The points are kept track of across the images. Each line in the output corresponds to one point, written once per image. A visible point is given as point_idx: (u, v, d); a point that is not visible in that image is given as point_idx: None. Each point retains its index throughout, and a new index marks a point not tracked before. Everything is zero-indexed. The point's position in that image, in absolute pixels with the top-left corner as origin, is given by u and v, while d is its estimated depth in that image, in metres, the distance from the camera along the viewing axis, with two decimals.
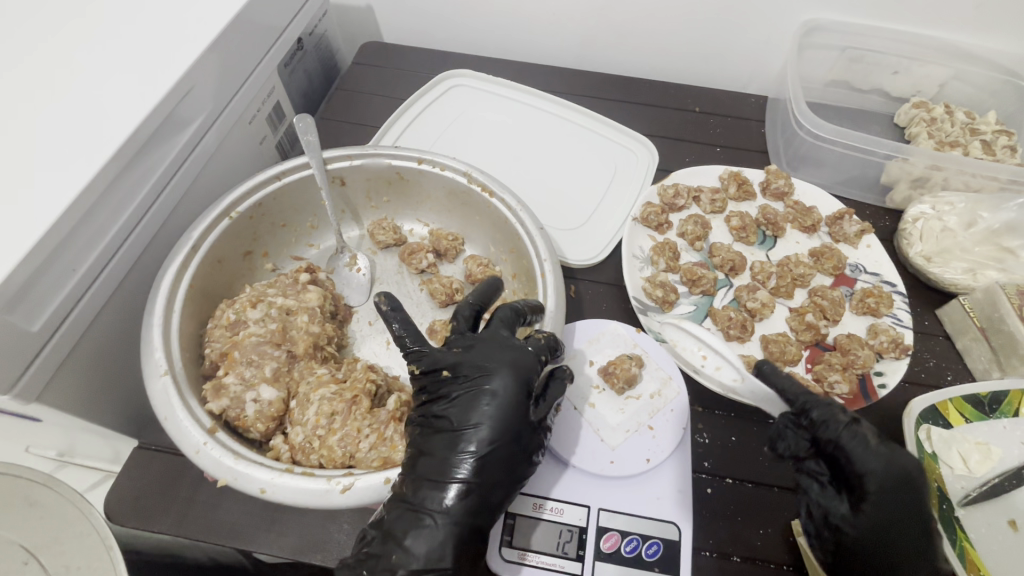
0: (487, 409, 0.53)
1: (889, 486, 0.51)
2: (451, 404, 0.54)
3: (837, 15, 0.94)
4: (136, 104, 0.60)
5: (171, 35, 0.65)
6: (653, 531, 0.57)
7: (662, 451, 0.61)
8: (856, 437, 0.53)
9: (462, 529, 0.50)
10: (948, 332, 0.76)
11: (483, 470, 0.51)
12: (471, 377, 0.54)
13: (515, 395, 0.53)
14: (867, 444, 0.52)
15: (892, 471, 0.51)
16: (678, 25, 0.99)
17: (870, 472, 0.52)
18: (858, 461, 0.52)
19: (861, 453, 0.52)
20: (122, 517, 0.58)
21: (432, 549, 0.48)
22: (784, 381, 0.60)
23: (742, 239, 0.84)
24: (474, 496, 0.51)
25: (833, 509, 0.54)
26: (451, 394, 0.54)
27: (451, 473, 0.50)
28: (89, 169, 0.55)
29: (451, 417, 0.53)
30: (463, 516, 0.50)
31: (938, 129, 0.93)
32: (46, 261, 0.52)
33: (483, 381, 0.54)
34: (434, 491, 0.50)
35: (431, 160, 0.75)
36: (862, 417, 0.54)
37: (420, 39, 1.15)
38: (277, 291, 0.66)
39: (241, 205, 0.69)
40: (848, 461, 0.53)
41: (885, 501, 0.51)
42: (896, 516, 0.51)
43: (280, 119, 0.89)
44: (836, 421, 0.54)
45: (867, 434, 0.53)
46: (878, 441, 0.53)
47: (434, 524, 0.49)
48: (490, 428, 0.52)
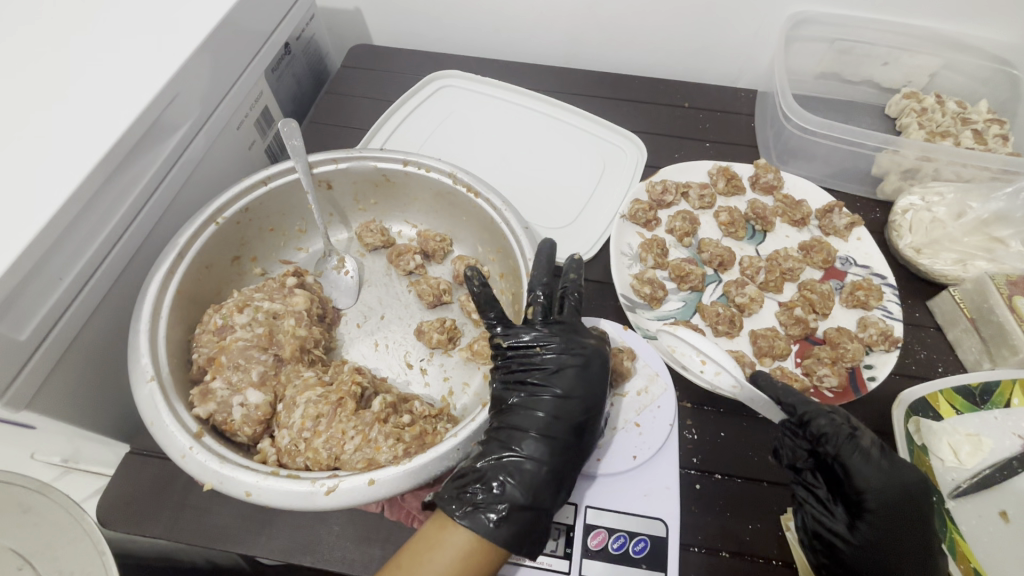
0: (576, 378, 0.58)
1: (890, 499, 0.53)
2: (546, 372, 0.59)
3: (824, 7, 0.93)
4: (119, 112, 0.60)
5: (157, 42, 0.66)
6: (640, 528, 0.57)
7: (648, 448, 0.61)
8: (861, 451, 0.54)
9: (557, 476, 0.55)
10: (939, 324, 0.75)
11: (574, 428, 0.57)
12: (560, 349, 0.59)
13: (602, 369, 0.60)
14: (868, 457, 0.54)
15: (892, 485, 0.53)
16: (666, 22, 0.98)
17: (871, 488, 0.53)
18: (860, 475, 0.54)
19: (864, 468, 0.54)
20: (114, 522, 0.59)
21: (532, 490, 0.53)
22: (783, 392, 0.59)
23: (731, 234, 0.84)
24: (566, 450, 0.56)
25: (830, 522, 0.55)
26: (545, 364, 0.59)
27: (546, 426, 0.56)
28: (73, 178, 0.55)
29: (547, 383, 0.58)
30: (558, 465, 0.55)
31: (928, 120, 0.92)
32: (32, 270, 0.53)
33: (575, 353, 0.59)
34: (533, 441, 0.55)
35: (416, 161, 0.75)
36: (859, 428, 0.56)
37: (411, 40, 1.15)
38: (264, 295, 0.66)
39: (227, 211, 0.69)
40: (850, 475, 0.54)
41: (886, 515, 0.53)
42: (893, 529, 0.53)
43: (269, 124, 0.89)
44: (839, 434, 0.55)
45: (869, 447, 0.55)
46: (880, 454, 0.55)
47: (534, 468, 0.54)
48: (581, 392, 0.58)
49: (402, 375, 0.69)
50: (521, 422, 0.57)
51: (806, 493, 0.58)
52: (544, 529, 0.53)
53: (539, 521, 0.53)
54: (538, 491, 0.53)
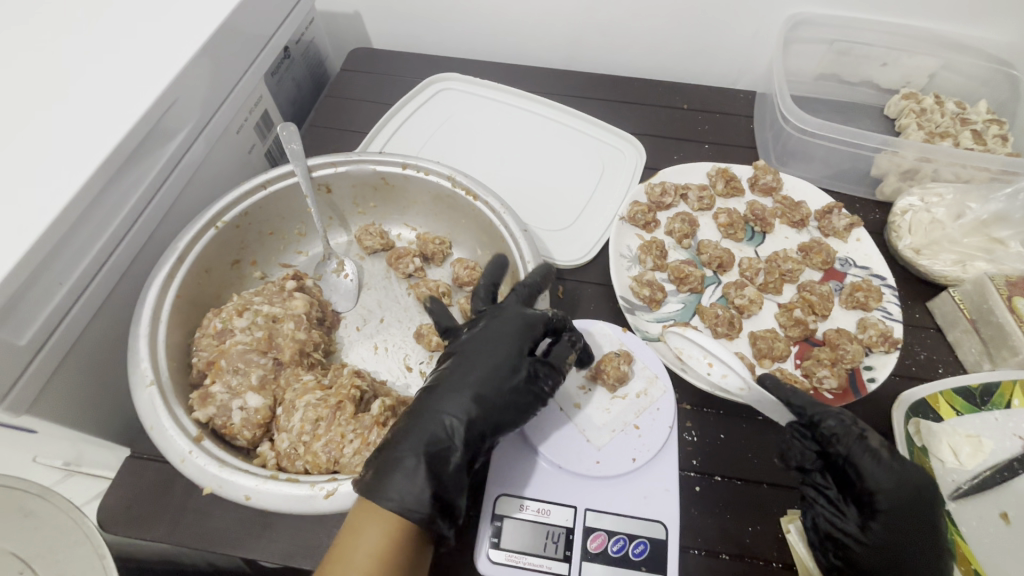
0: (489, 341, 0.59)
1: (901, 499, 0.53)
2: (465, 341, 0.61)
3: (823, 9, 0.93)
4: (119, 117, 0.60)
5: (157, 46, 0.66)
6: (639, 530, 0.57)
7: (647, 450, 0.61)
8: (871, 452, 0.55)
9: (477, 434, 0.53)
10: (939, 325, 0.75)
11: (483, 386, 0.56)
12: (482, 322, 0.62)
13: (520, 333, 0.60)
14: (879, 458, 0.54)
15: (904, 485, 0.53)
16: (665, 24, 0.99)
17: (882, 489, 0.54)
18: (870, 475, 0.54)
19: (875, 468, 0.54)
20: (114, 526, 0.59)
21: (432, 440, 0.52)
22: (791, 395, 0.60)
23: (730, 236, 0.84)
24: (473, 403, 0.55)
25: (842, 524, 0.54)
26: (466, 336, 0.61)
27: (474, 383, 0.56)
28: (73, 183, 0.56)
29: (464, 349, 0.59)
30: (479, 423, 0.54)
31: (928, 121, 0.92)
32: (34, 274, 0.53)
33: (491, 321, 0.61)
34: (442, 398, 0.55)
35: (415, 164, 0.75)
36: (868, 430, 0.57)
37: (410, 44, 1.16)
38: (263, 299, 0.66)
39: (226, 215, 0.70)
40: (861, 476, 0.55)
41: (898, 515, 0.53)
42: (907, 529, 0.52)
43: (268, 128, 0.89)
44: (849, 435, 0.56)
45: (878, 448, 0.55)
46: (889, 455, 0.55)
47: (438, 422, 0.53)
48: (513, 354, 0.58)
49: (401, 378, 0.69)
50: (451, 381, 0.57)
51: (816, 495, 0.57)
52: (437, 482, 0.49)
53: (436, 475, 0.50)
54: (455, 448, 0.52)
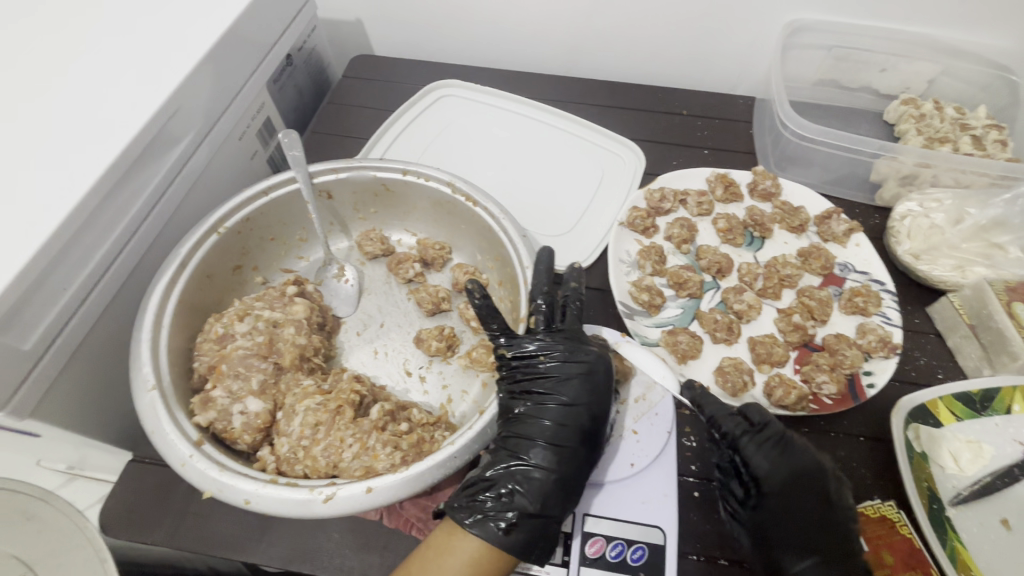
0: (572, 384, 0.59)
1: (782, 480, 0.58)
2: (545, 382, 0.60)
3: (822, 15, 0.94)
4: (123, 124, 0.61)
5: (163, 52, 0.67)
6: (638, 536, 0.57)
7: (646, 455, 0.62)
8: (756, 442, 0.58)
9: (565, 484, 0.55)
10: (939, 330, 0.75)
11: (575, 434, 0.57)
12: (562, 359, 0.61)
13: (604, 377, 0.60)
14: (759, 445, 0.58)
15: (780, 469, 0.58)
16: (664, 31, 0.99)
17: (764, 473, 0.57)
18: (755, 463, 0.57)
19: (757, 455, 0.58)
20: (116, 530, 0.60)
21: (539, 495, 0.54)
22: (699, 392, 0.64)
23: (729, 241, 0.85)
24: (567, 455, 0.57)
25: (737, 505, 0.58)
26: (545, 374, 0.60)
27: (552, 436, 0.57)
28: (78, 189, 0.56)
29: (546, 391, 0.60)
30: (569, 474, 0.56)
31: (927, 126, 0.92)
32: (38, 280, 0.54)
33: (570, 363, 0.60)
34: (534, 446, 0.57)
35: (415, 171, 0.76)
36: (765, 422, 0.60)
37: (412, 51, 1.17)
38: (264, 304, 0.67)
39: (228, 221, 0.70)
40: (748, 465, 0.58)
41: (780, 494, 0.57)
42: (789, 506, 0.57)
43: (271, 134, 0.90)
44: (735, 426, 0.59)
45: (762, 437, 0.59)
46: (774, 444, 0.59)
47: (539, 476, 0.55)
48: (585, 403, 0.59)
49: (401, 383, 0.69)
50: (528, 433, 0.58)
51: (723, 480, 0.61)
52: (551, 538, 0.53)
53: (550, 530, 0.54)
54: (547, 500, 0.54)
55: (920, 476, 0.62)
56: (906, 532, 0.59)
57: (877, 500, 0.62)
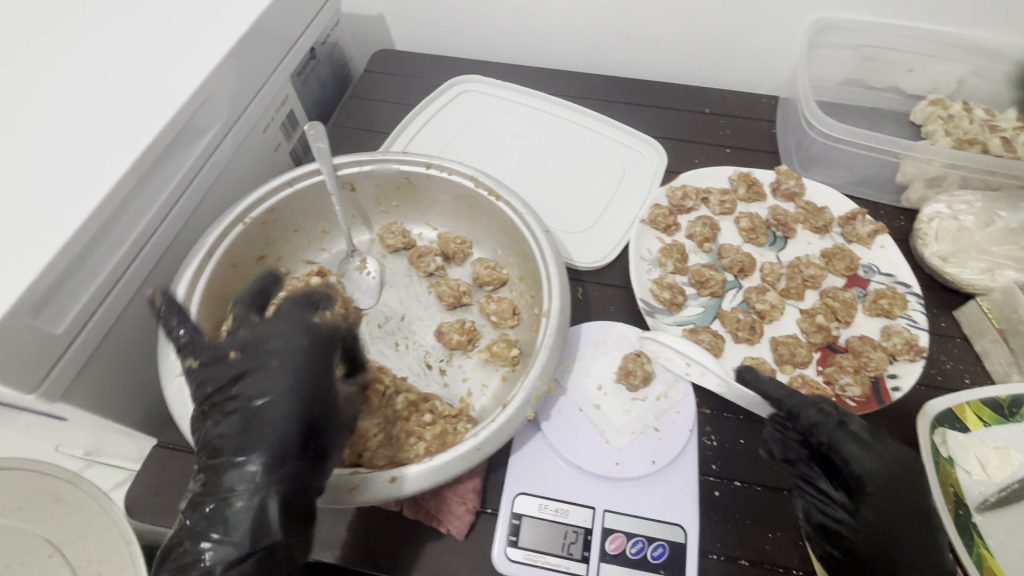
0: (274, 378, 0.50)
1: (883, 483, 0.53)
2: (245, 374, 0.51)
3: (849, 14, 0.93)
4: (153, 114, 0.62)
5: (196, 41, 0.68)
6: (658, 533, 0.57)
7: (667, 454, 0.61)
8: (851, 435, 0.55)
9: (278, 491, 0.48)
10: (965, 334, 0.74)
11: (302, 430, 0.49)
12: (256, 346, 0.52)
13: (296, 362, 0.51)
14: (860, 442, 0.55)
15: (886, 463, 0.54)
16: (687, 28, 0.99)
17: (868, 470, 0.53)
18: (854, 459, 0.54)
19: (855, 451, 0.54)
20: (139, 514, 0.60)
21: (239, 518, 0.46)
22: (767, 386, 0.62)
23: (752, 240, 0.83)
24: (274, 462, 0.48)
25: (834, 508, 0.55)
26: (238, 368, 0.51)
27: (284, 425, 0.49)
28: (109, 178, 0.57)
29: (240, 386, 0.51)
30: (278, 483, 0.48)
31: (955, 127, 0.90)
32: (71, 266, 0.55)
33: (257, 352, 0.52)
34: (227, 453, 0.49)
35: (439, 164, 0.76)
36: (848, 415, 0.57)
37: (432, 47, 1.17)
38: (289, 294, 0.67)
39: (254, 212, 0.71)
40: (846, 464, 0.55)
41: (886, 496, 0.53)
42: (898, 509, 0.52)
43: (294, 127, 0.91)
44: (827, 422, 0.56)
45: (857, 432, 0.56)
46: (867, 436, 0.56)
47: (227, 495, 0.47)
48: (272, 396, 0.50)
49: (421, 376, 0.69)
50: (260, 412, 0.49)
51: (805, 482, 0.58)
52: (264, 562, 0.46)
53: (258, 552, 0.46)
54: (265, 501, 0.47)
55: (946, 481, 0.61)
56: None
57: None
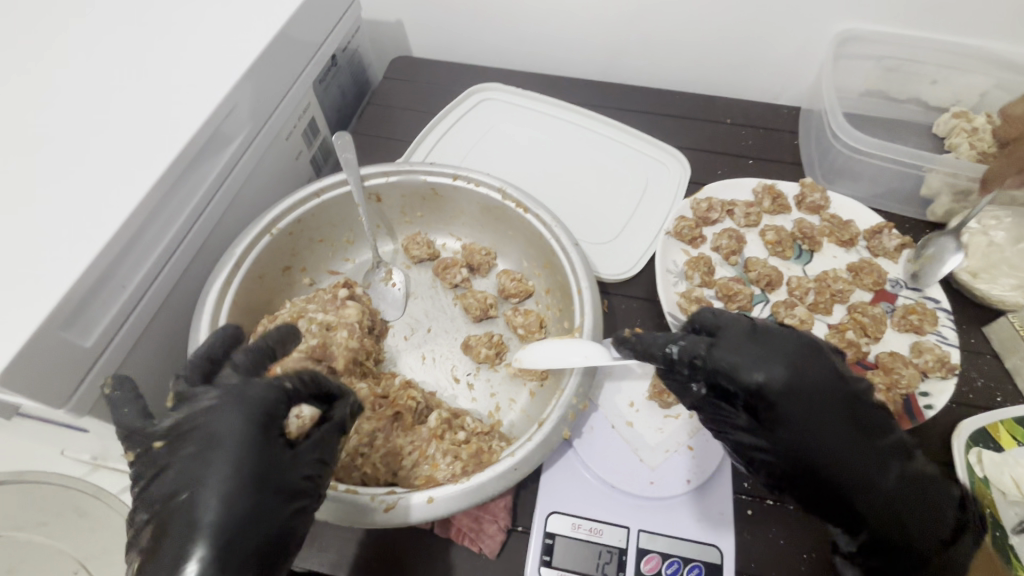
0: (224, 441, 0.45)
1: (787, 384, 0.52)
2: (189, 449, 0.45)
3: (873, 26, 0.93)
4: (182, 123, 0.61)
5: (225, 49, 0.68)
6: (694, 554, 0.56)
7: (702, 472, 0.60)
8: (718, 345, 0.54)
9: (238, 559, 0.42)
10: (996, 351, 0.73)
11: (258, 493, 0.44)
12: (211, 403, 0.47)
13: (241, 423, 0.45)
14: (734, 349, 0.53)
15: (779, 371, 0.53)
16: (708, 38, 0.99)
17: (762, 380, 0.52)
18: (740, 371, 0.53)
19: (733, 358, 0.53)
20: None
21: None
22: (649, 342, 0.56)
23: (778, 253, 0.83)
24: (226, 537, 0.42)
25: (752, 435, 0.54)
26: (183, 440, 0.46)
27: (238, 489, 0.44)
28: (139, 188, 0.57)
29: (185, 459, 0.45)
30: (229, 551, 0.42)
31: (980, 140, 0.89)
32: (100, 278, 0.54)
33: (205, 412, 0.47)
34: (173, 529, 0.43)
35: (466, 175, 0.75)
36: (716, 331, 0.56)
37: (450, 54, 1.17)
38: (317, 307, 0.67)
39: (281, 222, 0.70)
40: (729, 372, 0.53)
41: (790, 405, 0.52)
42: (811, 419, 0.52)
43: (315, 134, 0.90)
44: (701, 346, 0.55)
45: (723, 340, 0.55)
46: (747, 340, 0.55)
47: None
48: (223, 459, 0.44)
49: (449, 389, 0.69)
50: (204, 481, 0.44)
51: (718, 418, 0.56)
52: None
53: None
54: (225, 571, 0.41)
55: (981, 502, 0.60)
56: None
57: None
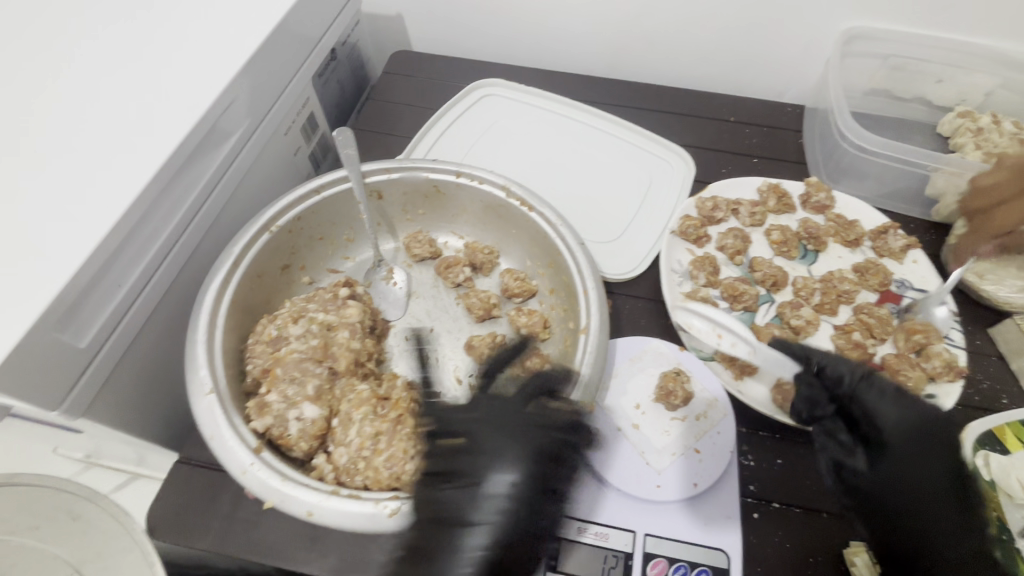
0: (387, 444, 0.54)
1: (906, 432, 0.56)
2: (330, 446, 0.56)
3: (879, 24, 0.92)
4: (180, 118, 0.60)
5: (222, 41, 0.66)
6: (701, 558, 0.55)
7: (709, 476, 0.59)
8: (876, 389, 0.58)
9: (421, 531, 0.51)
10: (1002, 352, 0.73)
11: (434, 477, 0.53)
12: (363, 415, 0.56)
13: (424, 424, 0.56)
14: (884, 394, 0.58)
15: (909, 416, 0.57)
16: (713, 35, 0.98)
17: (889, 422, 0.57)
18: (880, 411, 0.57)
19: (882, 405, 0.57)
20: (165, 533, 0.59)
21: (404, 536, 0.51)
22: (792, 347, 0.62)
23: (783, 253, 0.82)
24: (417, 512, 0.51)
25: (850, 461, 0.57)
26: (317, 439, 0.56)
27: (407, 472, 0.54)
28: (136, 184, 0.55)
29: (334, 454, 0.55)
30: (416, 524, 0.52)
31: (986, 140, 0.88)
32: (96, 276, 0.53)
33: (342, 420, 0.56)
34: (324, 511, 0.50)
35: (469, 173, 0.74)
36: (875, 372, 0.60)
37: (450, 49, 1.15)
38: (318, 307, 0.64)
39: (280, 220, 0.69)
40: (869, 412, 0.58)
41: (905, 447, 0.56)
42: (911, 463, 0.55)
43: (313, 130, 0.89)
44: (853, 377, 0.59)
45: (886, 387, 0.58)
46: (893, 391, 0.58)
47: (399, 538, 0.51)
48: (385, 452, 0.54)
49: (451, 391, 0.67)
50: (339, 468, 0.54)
51: (828, 437, 0.59)
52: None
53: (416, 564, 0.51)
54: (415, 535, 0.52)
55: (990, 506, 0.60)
56: None
57: None
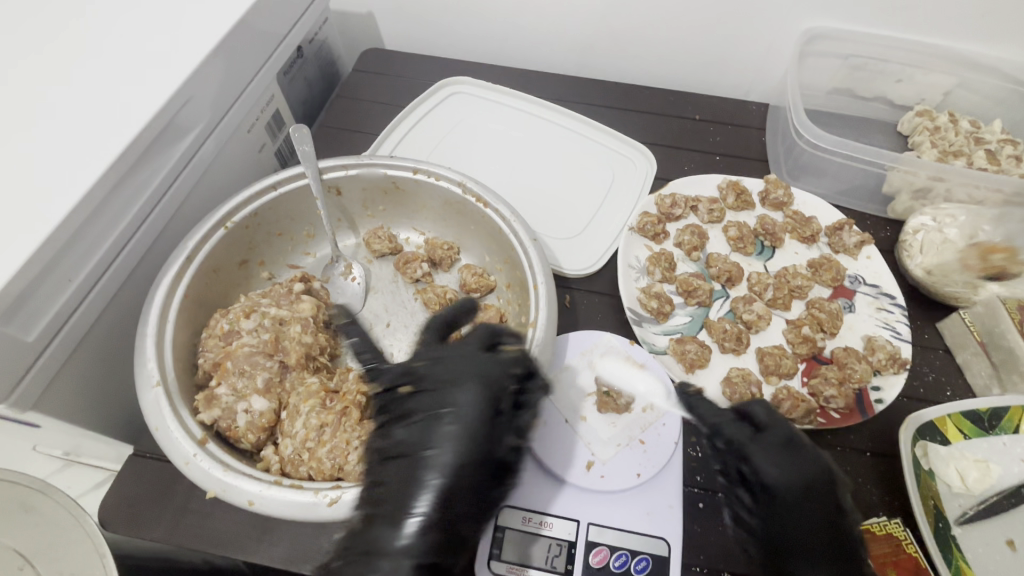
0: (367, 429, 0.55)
1: (795, 486, 0.56)
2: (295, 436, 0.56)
3: (840, 23, 0.93)
4: (133, 114, 0.60)
5: (177, 38, 0.66)
6: (642, 547, 0.56)
7: (653, 466, 0.61)
8: (763, 447, 0.58)
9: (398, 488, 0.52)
10: (948, 346, 0.75)
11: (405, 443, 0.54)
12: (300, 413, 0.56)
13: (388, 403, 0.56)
14: (770, 449, 0.57)
15: (796, 476, 0.56)
16: (679, 34, 0.99)
17: (776, 481, 0.56)
18: (768, 472, 0.56)
19: (764, 459, 0.57)
20: (115, 524, 0.59)
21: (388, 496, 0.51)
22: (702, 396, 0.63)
23: (739, 249, 0.84)
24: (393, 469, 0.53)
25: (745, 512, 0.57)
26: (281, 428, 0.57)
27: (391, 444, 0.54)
28: (84, 180, 0.55)
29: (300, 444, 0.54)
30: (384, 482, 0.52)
31: (941, 138, 0.91)
32: (43, 271, 0.53)
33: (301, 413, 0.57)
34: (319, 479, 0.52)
35: (427, 170, 0.75)
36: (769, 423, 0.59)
37: (423, 47, 1.16)
38: (270, 301, 0.66)
39: (236, 216, 0.69)
40: (756, 470, 0.57)
41: (788, 503, 0.55)
42: (805, 520, 0.55)
43: (279, 127, 0.89)
44: (744, 433, 0.59)
45: (772, 441, 0.58)
46: (782, 446, 0.58)
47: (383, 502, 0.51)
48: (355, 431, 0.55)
49: None
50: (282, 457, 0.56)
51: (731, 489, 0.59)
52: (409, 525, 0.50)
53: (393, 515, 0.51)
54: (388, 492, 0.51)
55: (927, 494, 0.61)
56: (911, 552, 0.59)
57: (883, 517, 0.62)
